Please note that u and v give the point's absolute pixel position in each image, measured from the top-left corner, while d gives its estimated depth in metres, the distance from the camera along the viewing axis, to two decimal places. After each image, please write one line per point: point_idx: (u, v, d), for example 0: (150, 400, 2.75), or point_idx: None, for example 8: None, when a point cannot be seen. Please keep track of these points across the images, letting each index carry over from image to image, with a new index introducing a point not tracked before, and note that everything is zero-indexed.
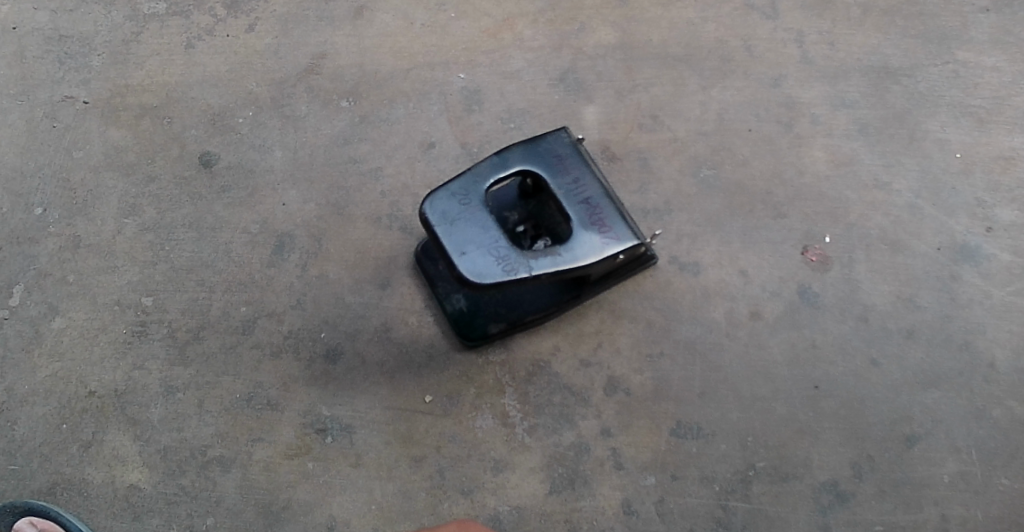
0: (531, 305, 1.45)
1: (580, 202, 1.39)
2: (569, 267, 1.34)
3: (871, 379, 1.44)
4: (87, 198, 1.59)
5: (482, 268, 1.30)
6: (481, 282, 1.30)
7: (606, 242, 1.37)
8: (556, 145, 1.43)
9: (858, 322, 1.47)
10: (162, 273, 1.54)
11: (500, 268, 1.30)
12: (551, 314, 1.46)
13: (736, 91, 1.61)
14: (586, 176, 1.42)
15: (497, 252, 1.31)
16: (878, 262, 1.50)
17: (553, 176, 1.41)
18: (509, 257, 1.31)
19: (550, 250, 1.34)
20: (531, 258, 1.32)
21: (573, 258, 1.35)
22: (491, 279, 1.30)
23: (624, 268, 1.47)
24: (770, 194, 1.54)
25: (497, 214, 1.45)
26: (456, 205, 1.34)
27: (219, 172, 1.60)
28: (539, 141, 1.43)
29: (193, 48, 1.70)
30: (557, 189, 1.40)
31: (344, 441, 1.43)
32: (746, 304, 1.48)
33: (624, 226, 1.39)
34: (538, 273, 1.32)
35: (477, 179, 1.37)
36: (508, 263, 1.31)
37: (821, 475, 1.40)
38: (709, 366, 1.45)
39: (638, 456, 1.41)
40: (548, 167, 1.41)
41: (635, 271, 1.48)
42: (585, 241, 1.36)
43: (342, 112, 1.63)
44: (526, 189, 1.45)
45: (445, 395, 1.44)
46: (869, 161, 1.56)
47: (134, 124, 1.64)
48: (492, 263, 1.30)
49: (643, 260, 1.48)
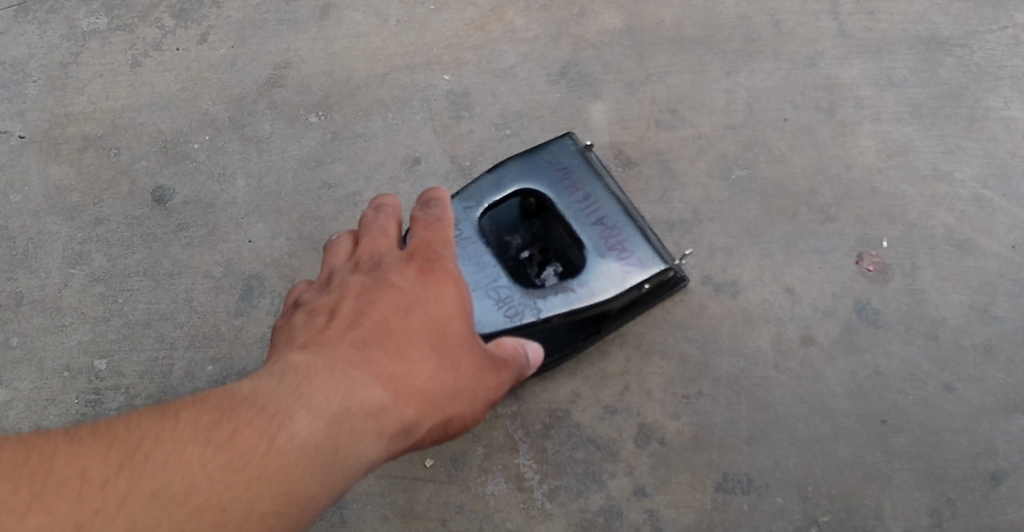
0: (542, 346, 1.23)
1: (593, 222, 1.15)
2: (585, 305, 1.11)
3: (948, 409, 1.21)
4: (28, 248, 1.39)
5: (479, 316, 1.08)
6: (479, 334, 1.08)
7: (628, 270, 1.13)
8: (560, 156, 1.19)
9: (926, 341, 1.23)
10: (116, 330, 1.34)
11: (500, 314, 1.09)
12: (567, 354, 1.24)
13: (767, 74, 1.37)
14: (599, 190, 1.18)
15: (495, 294, 1.09)
16: (945, 268, 1.26)
17: (559, 193, 1.17)
18: (509, 300, 1.09)
19: (561, 286, 1.11)
20: (537, 298, 1.10)
21: (588, 293, 1.11)
22: (491, 327, 1.08)
23: (651, 295, 1.24)
24: (816, 195, 1.30)
25: (495, 238, 1.21)
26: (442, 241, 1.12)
27: (174, 208, 1.39)
28: (538, 151, 1.19)
29: (140, 66, 1.48)
30: (565, 209, 1.16)
31: (334, 519, 1.22)
32: (796, 328, 1.25)
33: (649, 249, 1.15)
34: (546, 316, 1.09)
35: (467, 204, 1.15)
36: (509, 307, 1.09)
37: (895, 528, 1.18)
38: (757, 405, 1.22)
39: (678, 519, 1.19)
40: (551, 183, 1.18)
41: (663, 297, 1.25)
42: (603, 271, 1.13)
43: (310, 129, 1.41)
44: (528, 208, 1.21)
45: (448, 458, 1.23)
46: (925, 147, 1.32)
47: (77, 158, 1.43)
48: (490, 308, 1.09)
49: (671, 283, 1.25)
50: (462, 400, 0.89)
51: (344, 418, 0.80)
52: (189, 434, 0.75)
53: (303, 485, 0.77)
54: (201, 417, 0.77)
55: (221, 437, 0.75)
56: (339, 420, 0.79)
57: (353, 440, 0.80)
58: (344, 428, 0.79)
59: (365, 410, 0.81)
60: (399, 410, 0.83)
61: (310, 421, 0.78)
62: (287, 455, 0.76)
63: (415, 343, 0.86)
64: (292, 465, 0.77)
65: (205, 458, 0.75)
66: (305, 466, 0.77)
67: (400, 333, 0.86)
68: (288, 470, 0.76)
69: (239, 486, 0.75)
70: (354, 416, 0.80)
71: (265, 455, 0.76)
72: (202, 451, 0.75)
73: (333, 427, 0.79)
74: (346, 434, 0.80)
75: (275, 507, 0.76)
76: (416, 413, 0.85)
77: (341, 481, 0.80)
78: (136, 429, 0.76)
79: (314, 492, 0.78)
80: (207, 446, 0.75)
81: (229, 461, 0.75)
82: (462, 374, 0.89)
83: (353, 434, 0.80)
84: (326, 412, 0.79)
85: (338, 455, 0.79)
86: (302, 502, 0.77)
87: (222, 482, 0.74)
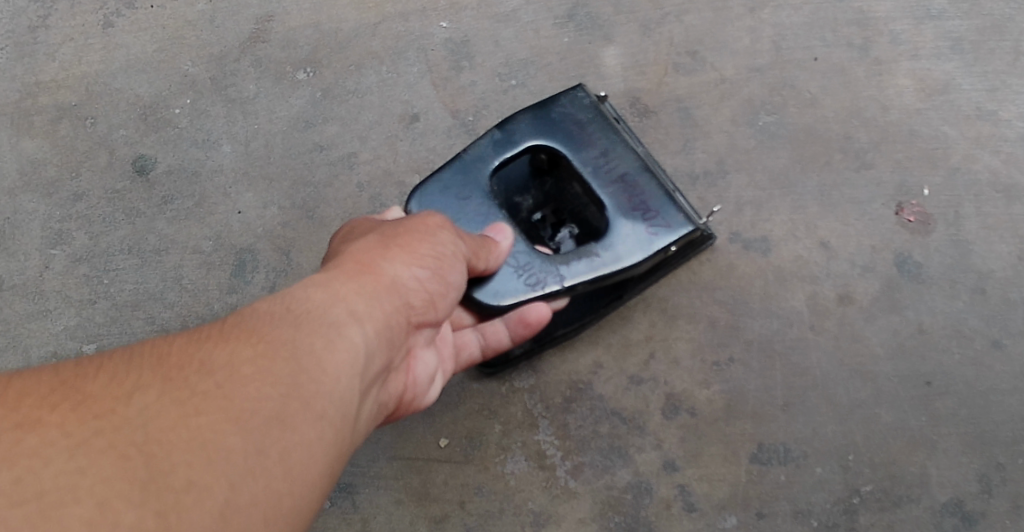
0: (560, 316, 1.15)
1: (613, 181, 1.07)
2: (610, 271, 1.03)
3: (997, 367, 1.13)
4: (4, 229, 1.30)
5: (498, 285, 1.02)
6: (498, 304, 1.02)
7: (653, 233, 1.04)
8: (572, 109, 1.09)
9: (973, 295, 1.15)
10: (103, 314, 1.25)
11: (520, 283, 1.02)
12: (586, 323, 1.16)
13: (792, 9, 1.26)
14: (617, 145, 1.08)
15: (513, 261, 1.03)
16: (993, 217, 1.17)
17: (574, 150, 1.08)
18: (529, 267, 1.03)
19: (582, 251, 1.04)
20: (557, 265, 1.03)
21: (612, 258, 1.03)
22: (511, 297, 1.02)
23: (675, 255, 1.15)
24: (849, 139, 1.20)
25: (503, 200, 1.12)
26: (450, 203, 1.05)
27: (157, 180, 1.29)
28: (549, 104, 1.10)
29: (112, 27, 1.37)
30: (582, 168, 1.07)
31: (345, 505, 1.16)
32: (832, 285, 1.16)
33: (674, 209, 1.06)
34: (568, 284, 1.02)
35: (474, 163, 1.06)
36: (530, 274, 1.03)
37: (941, 495, 1.10)
38: (793, 370, 1.14)
39: (712, 494, 1.12)
40: (565, 140, 1.08)
41: (689, 256, 1.17)
42: (626, 235, 1.04)
43: (298, 87, 1.30)
44: (537, 167, 1.12)
45: (464, 437, 1.16)
46: (968, 85, 1.22)
47: (51, 130, 1.33)
48: (507, 277, 1.02)
49: (697, 241, 1.16)
50: (435, 284, 0.92)
51: (317, 298, 0.82)
52: (170, 345, 0.74)
53: (309, 356, 0.77)
54: (178, 335, 0.76)
55: (204, 339, 0.75)
56: (312, 301, 0.82)
57: (318, 296, 0.82)
58: (320, 304, 0.82)
59: (335, 288, 0.84)
60: (364, 275, 0.87)
61: (263, 302, 0.82)
62: (276, 334, 0.77)
63: (357, 244, 0.93)
64: (289, 340, 0.77)
65: (197, 357, 0.73)
66: (303, 337, 0.78)
67: (341, 250, 0.93)
68: (287, 347, 0.76)
69: (248, 369, 0.73)
70: (325, 293, 0.83)
71: (255, 338, 0.76)
72: (189, 355, 0.73)
73: (310, 305, 0.81)
74: (325, 307, 0.82)
75: (259, 353, 0.75)
76: (386, 280, 0.88)
77: (346, 349, 0.80)
78: (109, 360, 0.72)
79: (326, 363, 0.78)
80: (174, 335, 0.76)
81: (222, 354, 0.74)
82: (422, 241, 0.93)
83: (332, 307, 0.82)
84: (280, 296, 0.82)
85: (329, 325, 0.80)
86: (318, 371, 0.77)
87: (227, 369, 0.73)
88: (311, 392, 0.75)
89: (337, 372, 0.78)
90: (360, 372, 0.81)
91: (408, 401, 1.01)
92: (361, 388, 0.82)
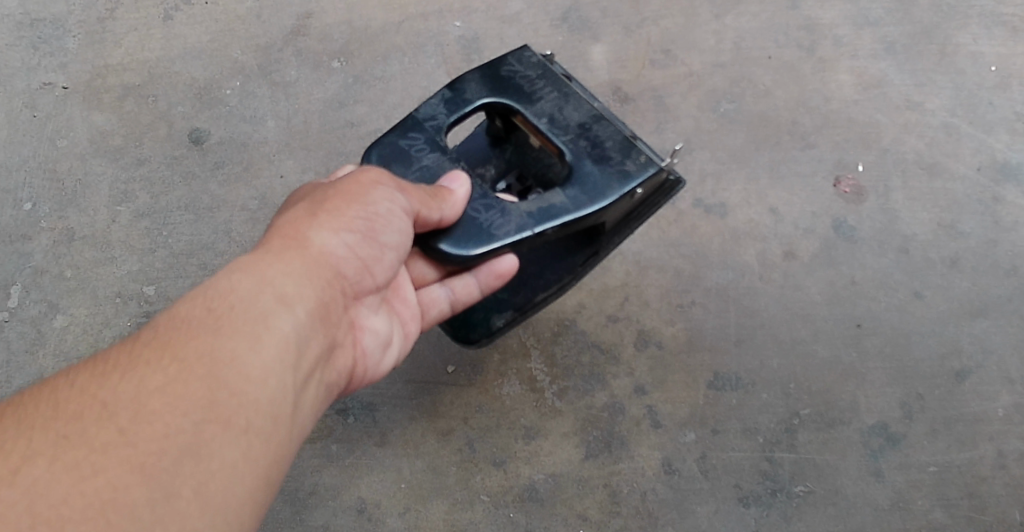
0: (538, 282, 1.27)
1: (570, 131, 1.11)
2: (578, 216, 1.08)
3: (915, 313, 1.35)
4: (76, 188, 1.51)
5: (462, 238, 1.07)
6: (464, 254, 1.07)
7: (618, 174, 1.09)
8: (520, 67, 1.14)
9: (898, 253, 1.37)
10: (162, 260, 1.46)
11: (486, 234, 1.07)
12: (566, 284, 1.28)
13: (752, 16, 1.50)
14: (570, 97, 1.12)
15: (477, 215, 1.08)
16: (916, 188, 1.40)
17: (527, 104, 1.12)
18: (492, 216, 1.08)
19: (547, 199, 1.08)
20: (523, 214, 1.08)
21: (576, 203, 1.08)
22: (478, 249, 1.07)
23: (645, 204, 1.21)
24: (796, 124, 1.44)
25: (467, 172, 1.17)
26: (405, 164, 1.10)
27: (211, 149, 1.52)
28: (498, 65, 1.15)
29: (172, 20, 1.60)
30: (537, 119, 1.11)
31: (367, 420, 1.38)
32: (779, 244, 1.39)
33: (636, 150, 1.11)
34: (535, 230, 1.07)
35: (428, 128, 1.11)
36: (493, 224, 1.07)
37: (868, 419, 1.31)
38: (744, 312, 1.36)
39: (675, 413, 1.34)
40: (516, 97, 1.12)
41: (659, 203, 1.22)
42: (591, 178, 1.09)
43: (333, 74, 1.54)
44: (496, 132, 1.18)
45: (468, 364, 1.39)
46: (899, 81, 1.46)
47: (119, 106, 1.55)
48: (472, 231, 1.08)
49: (666, 188, 1.21)
50: (360, 256, 1.03)
51: (236, 294, 0.93)
52: (68, 393, 0.85)
53: (225, 364, 0.88)
54: (79, 379, 0.86)
55: (107, 376, 0.86)
56: (230, 302, 0.92)
57: (228, 300, 0.93)
58: (238, 305, 0.92)
59: (258, 277, 0.95)
60: (281, 261, 0.97)
61: (172, 313, 0.91)
62: (189, 350, 0.88)
63: (287, 216, 1.03)
64: (208, 350, 0.89)
65: (99, 399, 0.84)
66: (220, 346, 0.89)
67: (274, 224, 1.03)
68: (204, 361, 0.88)
69: (159, 401, 0.85)
70: (247, 284, 0.94)
71: (170, 359, 0.87)
72: (94, 397, 0.84)
73: (228, 308, 0.92)
74: (248, 302, 0.93)
75: (161, 382, 0.86)
76: (312, 255, 0.99)
77: (270, 342, 0.92)
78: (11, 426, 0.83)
79: (242, 365, 0.89)
80: (69, 383, 0.86)
81: (131, 387, 0.85)
82: (352, 202, 1.02)
83: (254, 301, 0.93)
84: (193, 304, 0.92)
85: (250, 323, 0.92)
86: (238, 380, 0.89)
87: (137, 404, 0.84)
88: (232, 405, 0.88)
89: (258, 373, 0.90)
90: (289, 360, 0.93)
91: (370, 366, 1.12)
92: (294, 371, 0.94)
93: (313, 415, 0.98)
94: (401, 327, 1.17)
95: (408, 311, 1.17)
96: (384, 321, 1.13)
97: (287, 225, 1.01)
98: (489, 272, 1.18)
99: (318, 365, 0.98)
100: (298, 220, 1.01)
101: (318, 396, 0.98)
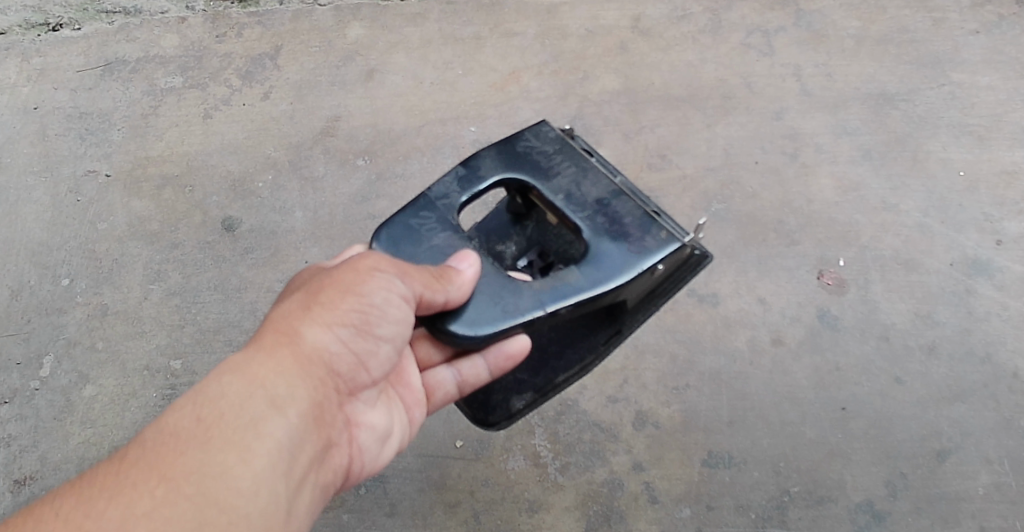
0: (558, 364, 1.30)
1: (589, 208, 1.16)
2: (593, 294, 1.12)
3: (897, 397, 1.44)
4: (113, 267, 1.62)
5: (473, 319, 1.10)
6: (476, 334, 1.09)
7: (636, 251, 1.14)
8: (537, 142, 1.21)
9: (879, 341, 1.48)
10: (189, 335, 1.56)
11: (499, 310, 1.10)
12: (588, 364, 1.30)
13: (740, 126, 1.66)
14: (588, 174, 1.19)
15: (491, 292, 1.11)
16: (894, 281, 1.52)
17: (544, 180, 1.18)
18: (506, 295, 1.11)
19: (563, 276, 1.12)
20: (536, 292, 1.11)
21: (592, 281, 1.12)
22: (490, 327, 1.10)
23: (670, 279, 1.23)
24: (782, 223, 1.57)
25: (487, 249, 1.23)
26: (420, 242, 1.15)
27: (241, 235, 1.64)
28: (514, 141, 1.22)
29: (211, 118, 1.75)
30: (553, 195, 1.17)
31: (377, 492, 1.44)
32: (767, 331, 1.50)
33: (654, 226, 1.16)
34: (547, 309, 1.10)
35: (445, 203, 1.17)
36: (507, 302, 1.11)
37: (855, 497, 1.39)
38: (736, 395, 1.46)
39: (672, 489, 1.41)
40: (534, 172, 1.19)
41: (688, 279, 1.23)
42: (608, 255, 1.13)
43: (358, 170, 1.67)
44: (517, 210, 1.24)
45: (475, 440, 1.46)
46: (876, 185, 1.60)
47: (157, 194, 1.68)
48: (484, 308, 1.10)
49: (692, 264, 1.22)
50: (350, 354, 1.06)
51: (226, 401, 0.97)
52: (60, 514, 0.90)
53: (216, 478, 0.93)
54: (70, 497, 0.91)
55: (95, 504, 0.90)
56: (219, 411, 0.97)
57: (219, 409, 0.97)
58: (227, 414, 0.97)
59: (249, 381, 0.99)
60: (271, 365, 1.00)
61: (162, 424, 0.96)
62: (177, 468, 0.93)
63: (283, 306, 1.06)
64: (197, 466, 0.93)
65: (86, 530, 0.89)
66: (210, 460, 0.94)
67: (270, 315, 1.06)
68: (192, 481, 0.92)
69: (148, 527, 0.89)
70: (239, 389, 0.98)
71: (157, 480, 0.92)
72: (81, 529, 0.89)
73: (218, 418, 0.96)
74: (238, 410, 0.97)
75: (153, 505, 0.91)
76: (305, 352, 1.03)
77: (260, 451, 0.97)
78: None
79: (234, 480, 0.94)
80: (62, 499, 0.91)
81: (118, 515, 0.90)
82: (347, 293, 1.05)
83: (244, 409, 0.98)
84: (186, 412, 0.96)
85: (241, 432, 0.96)
86: (229, 494, 0.94)
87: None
88: (222, 523, 0.93)
89: (248, 486, 0.95)
90: (280, 467, 0.98)
91: (367, 461, 1.16)
92: (285, 478, 0.98)
93: (308, 517, 1.03)
94: (404, 413, 1.21)
95: (412, 396, 1.22)
96: (383, 411, 1.17)
97: (279, 320, 1.04)
98: (499, 354, 1.18)
99: (311, 467, 1.03)
100: (290, 315, 1.04)
101: (312, 496, 1.03)
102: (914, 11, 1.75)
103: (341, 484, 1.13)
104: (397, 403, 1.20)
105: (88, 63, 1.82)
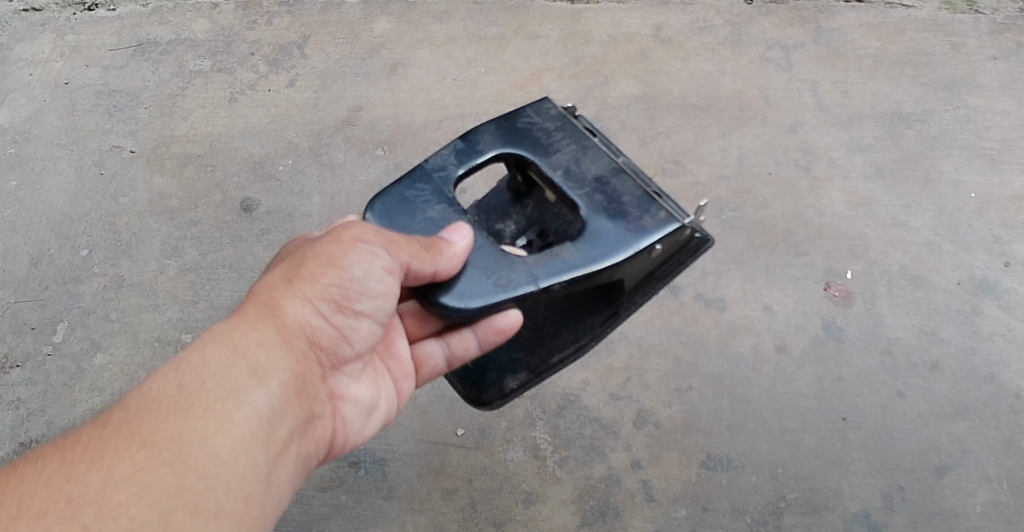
0: (553, 344, 1.32)
1: (589, 186, 1.18)
2: (587, 271, 1.13)
3: (897, 411, 1.45)
4: (131, 241, 1.65)
5: (463, 292, 1.11)
6: (466, 306, 1.10)
7: (633, 230, 1.16)
8: (538, 118, 1.24)
9: (882, 355, 1.49)
10: (201, 311, 1.58)
11: (491, 284, 1.11)
12: (584, 346, 1.31)
13: (755, 136, 1.68)
14: (589, 152, 1.21)
15: (484, 266, 1.13)
16: (900, 297, 1.53)
17: (543, 156, 1.21)
18: (498, 269, 1.12)
19: (559, 253, 1.14)
20: (530, 268, 1.13)
21: (588, 260, 1.14)
22: (481, 299, 1.11)
23: (669, 262, 1.25)
24: (792, 233, 1.59)
25: (486, 227, 1.26)
26: (416, 213, 1.17)
27: (259, 216, 1.66)
28: (515, 117, 1.24)
29: (237, 101, 1.78)
30: (552, 171, 1.20)
31: (377, 474, 1.45)
32: (772, 339, 1.51)
33: (653, 206, 1.18)
34: (538, 285, 1.12)
35: (443, 176, 1.19)
36: (499, 277, 1.12)
37: (852, 507, 1.39)
38: (737, 399, 1.47)
39: (668, 488, 1.42)
40: (533, 147, 1.21)
41: (687, 262, 1.26)
42: (605, 233, 1.15)
43: (376, 159, 1.70)
44: (518, 188, 1.27)
45: (476, 429, 1.47)
46: (887, 201, 1.61)
47: (179, 172, 1.71)
48: (478, 281, 1.11)
49: (692, 246, 1.25)
50: (331, 330, 1.07)
51: (208, 369, 0.98)
52: (42, 475, 0.91)
53: (195, 444, 0.94)
54: (53, 459, 0.92)
55: (75, 467, 0.91)
56: (200, 380, 0.98)
57: (196, 380, 0.97)
58: (208, 383, 0.98)
59: (231, 351, 1.00)
60: (249, 339, 1.01)
61: (141, 392, 0.96)
62: (156, 434, 0.93)
63: (266, 280, 1.07)
64: (176, 433, 0.94)
65: (65, 493, 0.89)
66: (189, 427, 0.95)
67: (253, 288, 1.07)
68: (172, 447, 0.93)
69: (126, 492, 0.90)
70: (220, 358, 0.99)
71: (137, 446, 0.92)
72: (62, 491, 0.89)
73: (199, 386, 0.97)
74: (219, 379, 0.98)
75: (132, 470, 0.91)
76: (287, 325, 1.03)
77: (240, 419, 0.97)
78: None
79: (213, 448, 0.95)
80: (45, 461, 0.92)
81: (98, 478, 0.90)
82: (328, 267, 1.05)
83: (224, 377, 0.98)
84: (165, 381, 0.97)
85: (221, 401, 0.97)
86: (209, 462, 0.94)
87: (104, 498, 0.89)
88: (200, 490, 0.93)
89: (227, 454, 0.95)
90: (260, 436, 0.98)
91: (351, 436, 1.17)
92: (266, 447, 0.99)
93: (290, 488, 1.03)
94: (392, 385, 1.23)
95: (400, 368, 1.24)
96: (368, 384, 1.18)
97: (260, 295, 1.05)
98: (487, 328, 1.19)
99: (292, 437, 1.03)
100: (273, 289, 1.05)
101: (294, 468, 1.04)
102: (934, 35, 1.77)
103: (324, 458, 1.14)
104: (384, 375, 1.22)
105: (120, 42, 1.86)
